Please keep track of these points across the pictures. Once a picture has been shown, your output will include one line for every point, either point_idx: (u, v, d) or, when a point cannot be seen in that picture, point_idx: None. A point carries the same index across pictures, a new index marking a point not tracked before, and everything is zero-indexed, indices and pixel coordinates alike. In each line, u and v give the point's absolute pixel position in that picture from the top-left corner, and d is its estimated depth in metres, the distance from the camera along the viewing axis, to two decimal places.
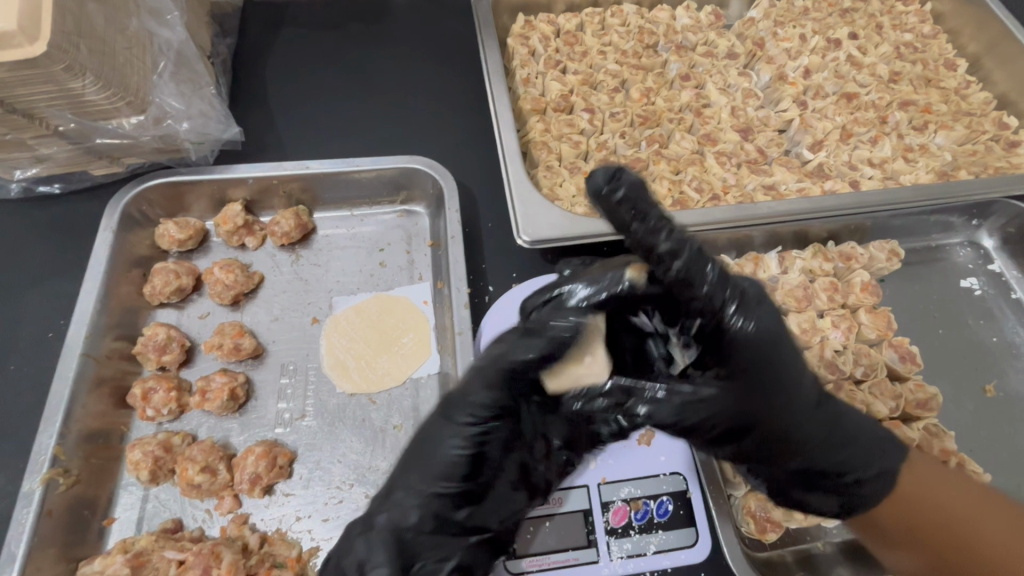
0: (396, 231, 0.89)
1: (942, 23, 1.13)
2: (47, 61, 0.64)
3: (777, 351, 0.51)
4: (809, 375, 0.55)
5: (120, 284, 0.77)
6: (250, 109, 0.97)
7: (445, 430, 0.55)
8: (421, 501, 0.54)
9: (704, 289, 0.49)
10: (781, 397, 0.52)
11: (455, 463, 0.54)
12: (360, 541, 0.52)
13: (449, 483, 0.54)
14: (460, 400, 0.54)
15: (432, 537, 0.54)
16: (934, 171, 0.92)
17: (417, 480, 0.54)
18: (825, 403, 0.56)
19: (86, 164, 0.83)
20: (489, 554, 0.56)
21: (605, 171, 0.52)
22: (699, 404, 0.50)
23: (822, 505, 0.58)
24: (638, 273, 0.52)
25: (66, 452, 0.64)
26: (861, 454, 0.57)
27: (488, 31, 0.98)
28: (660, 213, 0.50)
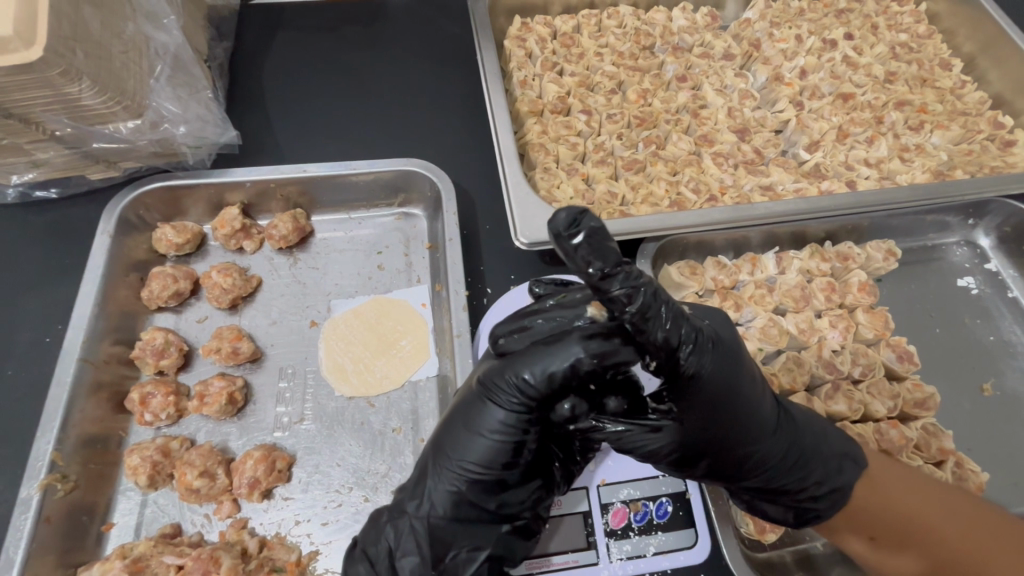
0: (394, 234, 0.89)
1: (937, 24, 1.13)
2: (44, 66, 0.64)
3: (737, 381, 0.54)
4: (769, 397, 0.59)
5: (117, 288, 0.77)
6: (247, 112, 0.97)
7: (482, 415, 0.56)
8: (456, 485, 0.57)
9: (660, 335, 0.48)
10: (733, 421, 0.55)
11: (490, 448, 0.56)
12: (390, 527, 0.58)
13: (484, 471, 0.56)
14: (496, 385, 0.55)
15: (464, 523, 0.58)
16: (930, 171, 0.93)
17: (450, 466, 0.57)
18: (783, 423, 0.59)
19: (83, 169, 0.83)
20: (522, 538, 0.60)
21: (567, 211, 0.45)
22: (658, 434, 0.54)
23: (776, 513, 0.62)
24: (648, 282, 0.46)
25: (64, 458, 0.64)
26: (821, 468, 0.59)
27: (484, 33, 0.98)
28: (618, 254, 0.45)
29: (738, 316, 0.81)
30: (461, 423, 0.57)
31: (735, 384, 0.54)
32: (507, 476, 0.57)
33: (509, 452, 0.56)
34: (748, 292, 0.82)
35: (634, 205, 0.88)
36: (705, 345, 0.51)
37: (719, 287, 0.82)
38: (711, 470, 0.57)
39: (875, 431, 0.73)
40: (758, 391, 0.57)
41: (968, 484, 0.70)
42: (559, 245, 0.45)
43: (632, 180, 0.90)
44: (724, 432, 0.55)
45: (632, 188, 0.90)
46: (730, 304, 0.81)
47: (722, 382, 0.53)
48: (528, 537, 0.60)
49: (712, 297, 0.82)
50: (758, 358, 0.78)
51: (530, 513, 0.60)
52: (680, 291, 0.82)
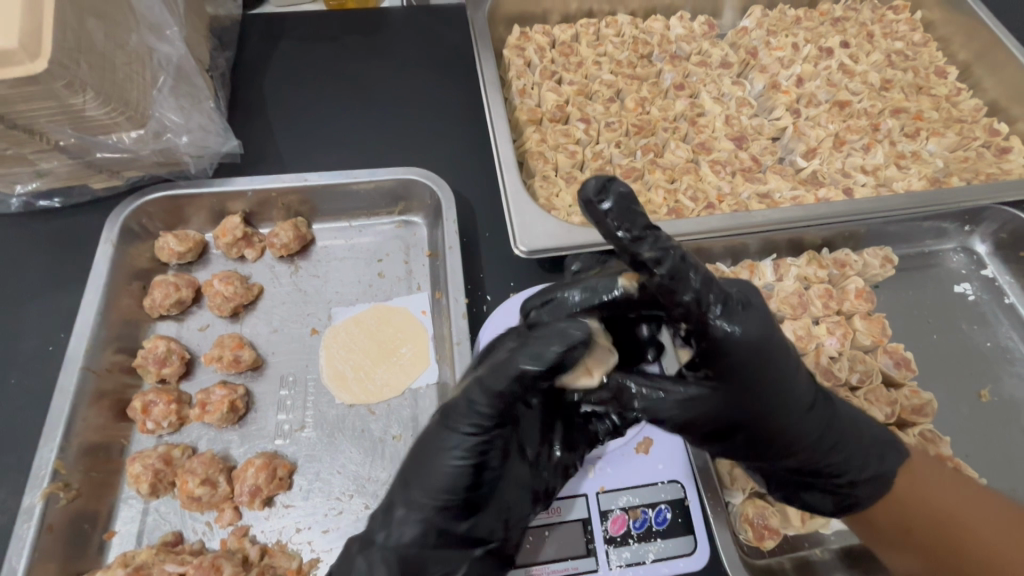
0: (394, 241, 0.90)
1: (932, 31, 1.14)
2: (48, 78, 0.64)
3: (774, 353, 0.53)
4: (807, 378, 0.57)
5: (120, 296, 0.78)
6: (249, 122, 0.98)
7: (442, 442, 0.57)
8: (423, 512, 0.57)
9: (688, 298, 0.47)
10: (766, 394, 0.54)
11: (454, 471, 0.56)
12: (359, 560, 0.56)
13: (447, 495, 0.57)
14: (455, 408, 0.56)
15: (435, 549, 0.57)
16: (926, 178, 0.93)
17: (413, 494, 0.57)
18: (821, 405, 0.58)
19: (86, 178, 0.84)
20: (495, 562, 0.59)
21: (596, 178, 0.47)
22: (693, 403, 0.53)
23: (816, 501, 0.62)
24: (676, 246, 0.46)
25: (66, 466, 0.64)
26: (857, 457, 0.59)
27: (483, 43, 0.99)
28: (647, 221, 0.47)
29: None
30: (424, 450, 0.58)
31: (773, 358, 0.52)
32: (473, 498, 0.58)
33: (471, 475, 0.57)
34: None
35: None
36: (734, 309, 0.50)
37: None
38: (748, 442, 0.57)
39: None
40: (794, 367, 0.55)
41: None
42: (588, 212, 0.47)
43: (630, 188, 0.91)
44: (760, 406, 0.55)
45: None
46: None
47: (757, 354, 0.51)
48: (501, 561, 0.60)
49: None
50: None
51: (500, 535, 0.60)
52: None
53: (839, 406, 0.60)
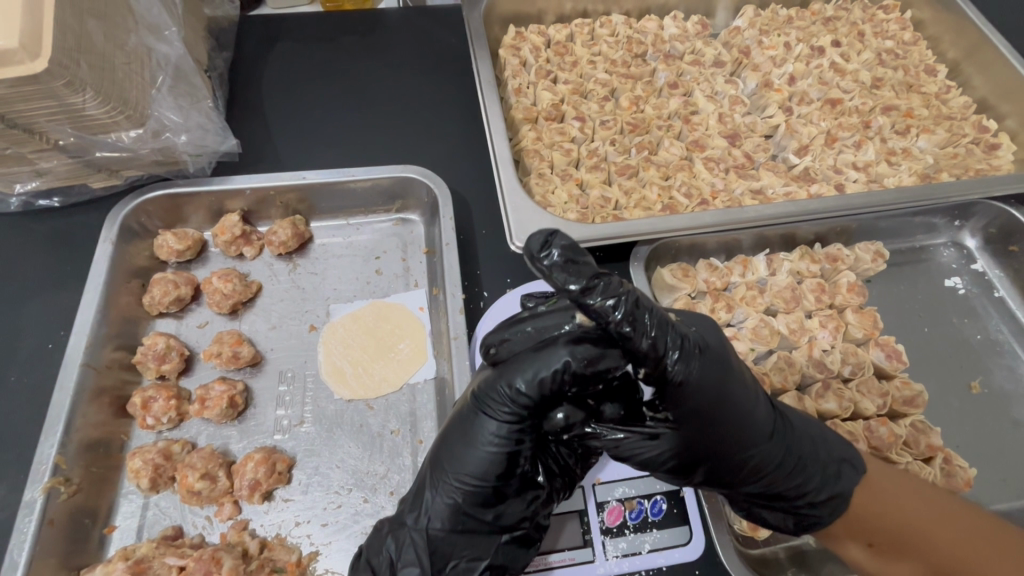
0: (392, 239, 0.91)
1: (922, 31, 1.16)
2: (48, 78, 0.65)
3: (727, 391, 0.55)
4: (764, 404, 0.59)
5: (120, 294, 0.78)
6: (247, 121, 0.99)
7: (477, 428, 0.57)
8: (457, 496, 0.58)
9: (645, 342, 0.50)
10: (719, 430, 0.56)
11: (486, 456, 0.57)
12: (391, 538, 0.59)
13: (478, 482, 0.57)
14: (492, 389, 0.56)
15: (463, 534, 0.59)
16: (916, 174, 0.95)
17: (449, 477, 0.58)
18: (779, 432, 0.59)
19: (85, 178, 0.84)
20: (523, 548, 0.61)
21: (540, 235, 0.52)
22: (655, 441, 0.55)
23: (777, 521, 0.63)
24: (629, 290, 0.49)
25: (67, 461, 0.65)
26: (816, 477, 0.60)
27: (479, 42, 1.00)
28: (594, 269, 0.51)
29: (730, 317, 0.82)
30: (457, 437, 0.58)
31: (722, 397, 0.55)
32: (501, 487, 0.58)
33: (502, 463, 0.57)
34: (739, 293, 0.83)
35: (628, 209, 0.90)
36: (692, 351, 0.53)
37: (711, 289, 0.84)
38: (710, 476, 0.58)
39: (864, 429, 0.75)
40: (747, 403, 0.57)
41: (956, 479, 0.71)
42: (535, 265, 0.52)
43: (625, 185, 0.92)
44: (718, 438, 0.56)
45: (625, 193, 0.92)
46: (722, 305, 0.82)
47: (710, 389, 0.54)
48: (524, 544, 0.61)
49: (704, 298, 0.83)
50: (750, 358, 0.79)
51: (529, 522, 0.61)
52: (673, 293, 0.83)
53: (796, 426, 0.62)
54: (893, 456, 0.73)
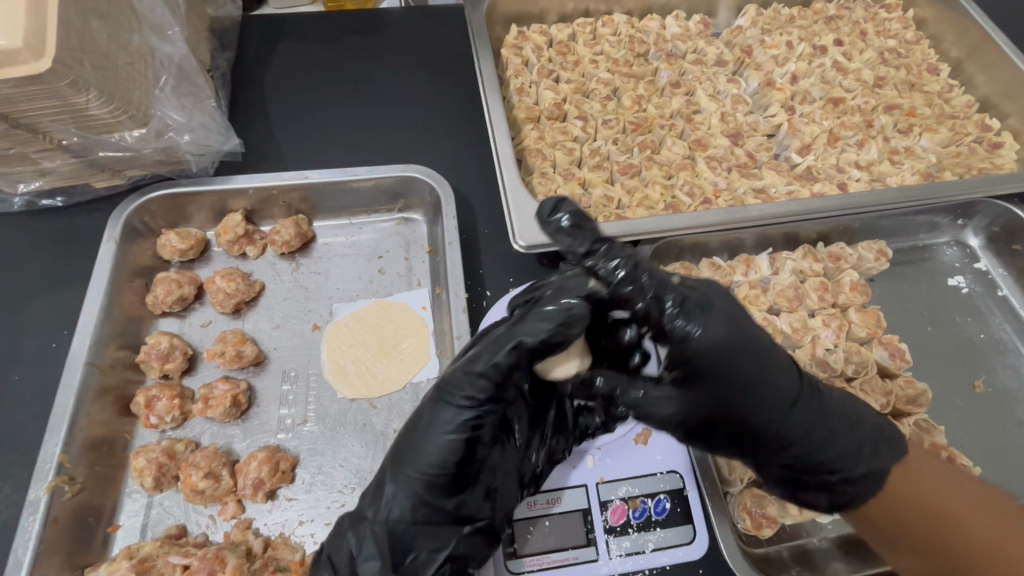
0: (394, 238, 0.91)
1: (925, 29, 1.16)
2: (52, 77, 0.65)
3: (753, 358, 0.56)
4: (791, 373, 0.60)
5: (123, 293, 0.78)
6: (249, 121, 0.99)
7: (438, 417, 0.57)
8: (418, 487, 0.57)
9: (647, 296, 0.53)
10: (749, 397, 0.57)
11: (452, 445, 0.57)
12: (351, 532, 0.59)
13: (439, 473, 0.57)
14: (463, 375, 0.56)
15: (424, 525, 0.58)
16: (919, 173, 0.95)
17: (410, 468, 0.57)
18: (809, 402, 0.60)
19: (88, 177, 0.84)
20: (484, 543, 0.60)
21: (549, 201, 0.56)
22: (666, 399, 0.56)
23: (812, 500, 0.62)
24: (631, 252, 0.53)
25: (71, 460, 0.65)
26: (849, 454, 0.60)
27: (481, 41, 1.00)
28: (598, 235, 0.55)
29: None
30: (420, 426, 0.58)
31: (751, 365, 0.56)
32: (461, 476, 0.58)
33: (462, 452, 0.57)
34: (742, 292, 0.83)
35: (630, 208, 0.89)
36: (698, 311, 0.54)
37: None
38: (731, 439, 0.59)
39: None
40: (775, 373, 0.58)
41: None
42: (546, 229, 0.56)
43: (628, 184, 0.92)
44: (741, 401, 0.57)
45: (628, 192, 0.92)
46: None
47: (728, 350, 0.55)
48: (490, 541, 0.60)
49: None
50: None
51: (489, 515, 0.60)
52: None
53: (829, 402, 0.62)
54: None
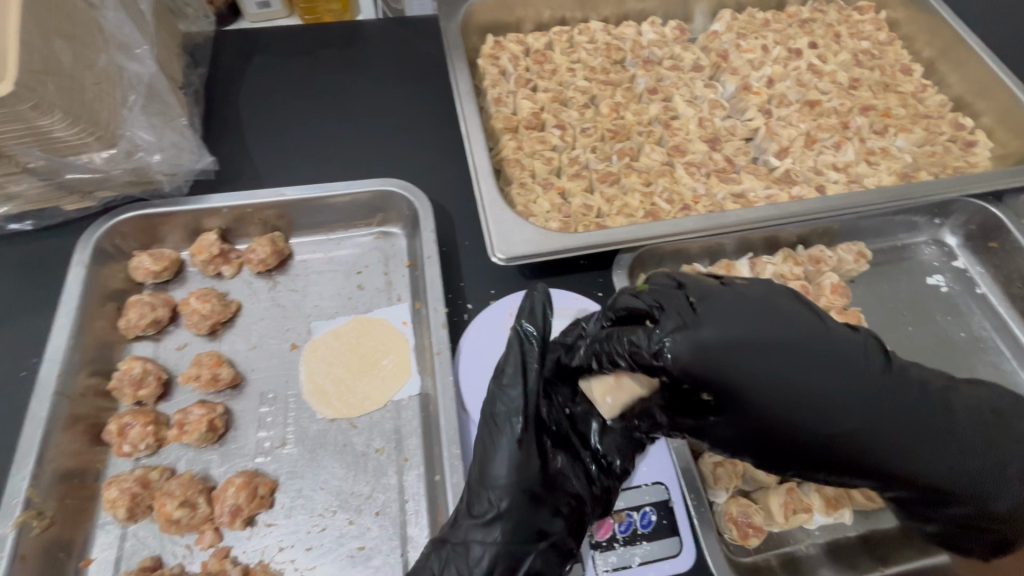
0: (373, 253, 0.90)
1: (897, 30, 1.17)
2: (14, 101, 0.64)
3: (865, 397, 0.58)
4: (918, 411, 0.60)
5: (94, 318, 0.76)
6: (225, 138, 0.98)
7: (498, 428, 0.59)
8: (501, 504, 0.57)
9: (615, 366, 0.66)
10: (871, 437, 0.59)
11: (514, 456, 0.58)
12: (442, 560, 0.57)
13: (514, 480, 0.57)
14: (508, 387, 0.60)
15: (509, 543, 0.56)
16: (895, 174, 0.95)
17: (484, 487, 0.58)
18: (947, 434, 0.61)
19: (57, 200, 0.83)
20: (559, 557, 0.58)
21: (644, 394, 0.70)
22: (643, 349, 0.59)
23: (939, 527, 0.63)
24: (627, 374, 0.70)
25: (39, 494, 0.63)
26: (989, 482, 0.60)
27: (457, 51, 0.99)
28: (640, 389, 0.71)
29: None
30: (485, 442, 0.59)
31: (840, 387, 0.58)
32: (533, 485, 0.58)
33: (527, 458, 0.58)
34: None
35: (610, 216, 0.89)
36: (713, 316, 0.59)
37: None
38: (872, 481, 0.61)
39: None
40: (805, 384, 0.57)
41: None
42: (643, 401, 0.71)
43: (607, 192, 0.92)
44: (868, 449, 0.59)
45: (607, 200, 0.91)
46: None
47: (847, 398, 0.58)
48: (562, 559, 0.58)
49: None
50: None
51: (560, 528, 0.59)
52: None
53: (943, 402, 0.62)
54: None
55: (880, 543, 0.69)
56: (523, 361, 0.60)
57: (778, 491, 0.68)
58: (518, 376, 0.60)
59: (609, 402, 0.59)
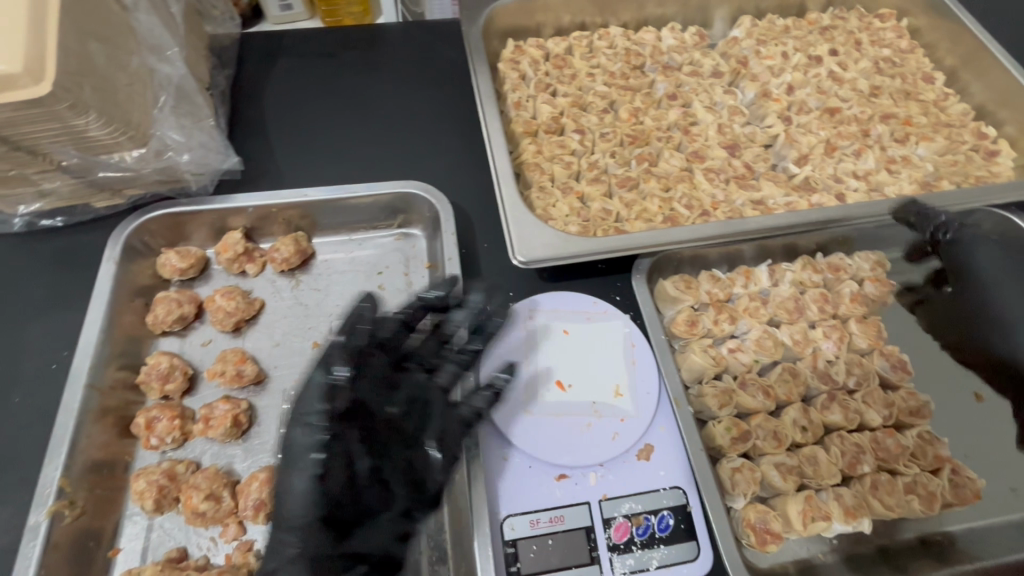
0: (394, 254, 0.91)
1: (919, 38, 1.17)
2: (50, 100, 0.66)
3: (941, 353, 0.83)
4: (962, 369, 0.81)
5: (123, 313, 0.78)
6: (249, 138, 1.00)
7: (297, 452, 0.60)
8: (297, 542, 0.59)
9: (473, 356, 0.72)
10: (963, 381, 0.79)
11: (309, 489, 0.59)
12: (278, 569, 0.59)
13: (320, 489, 0.59)
14: (305, 419, 0.61)
15: (334, 543, 0.61)
16: (916, 182, 0.95)
17: (281, 525, 0.60)
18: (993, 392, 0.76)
19: (88, 197, 0.85)
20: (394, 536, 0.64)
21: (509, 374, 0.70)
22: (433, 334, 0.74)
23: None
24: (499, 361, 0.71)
25: (71, 484, 0.65)
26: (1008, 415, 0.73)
27: (479, 55, 1.00)
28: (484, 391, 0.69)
29: (734, 328, 0.80)
30: (283, 470, 0.61)
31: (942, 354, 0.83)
32: (337, 489, 0.61)
33: (325, 470, 0.60)
34: (742, 304, 0.82)
35: (629, 221, 0.89)
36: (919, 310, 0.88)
37: (714, 301, 0.82)
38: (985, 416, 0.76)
39: (872, 441, 0.73)
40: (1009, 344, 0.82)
41: (964, 491, 0.70)
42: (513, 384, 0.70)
43: (626, 197, 0.92)
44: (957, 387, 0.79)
45: (626, 205, 0.91)
46: (726, 317, 0.80)
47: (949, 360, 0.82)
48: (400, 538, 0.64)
49: (708, 310, 0.81)
50: (755, 370, 0.77)
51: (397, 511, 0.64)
52: (676, 305, 0.82)
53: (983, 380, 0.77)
54: (900, 468, 0.72)
55: (900, 553, 0.69)
56: (327, 390, 0.62)
57: (797, 499, 0.68)
58: (314, 403, 0.61)
59: (444, 374, 0.71)
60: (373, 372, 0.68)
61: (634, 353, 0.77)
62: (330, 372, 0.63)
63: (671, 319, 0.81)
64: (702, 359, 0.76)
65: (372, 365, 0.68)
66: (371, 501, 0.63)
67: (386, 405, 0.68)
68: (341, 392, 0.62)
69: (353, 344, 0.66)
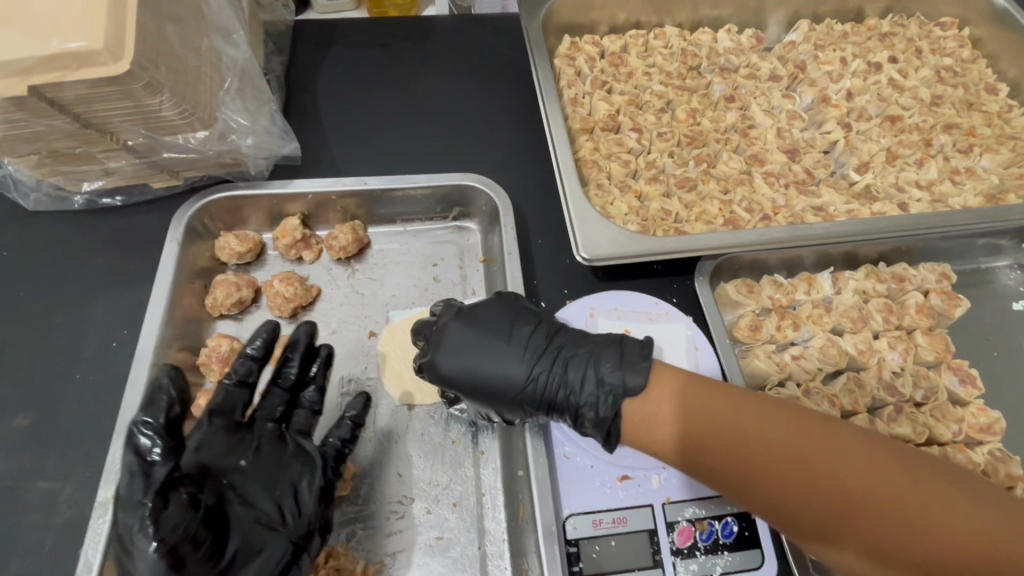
0: (448, 246, 0.91)
1: (980, 48, 1.15)
2: (128, 79, 0.66)
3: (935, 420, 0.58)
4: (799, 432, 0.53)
5: (183, 295, 0.78)
6: (304, 125, 1.00)
7: (122, 531, 0.51)
8: None
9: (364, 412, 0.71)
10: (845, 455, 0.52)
11: (157, 572, 0.50)
12: None
13: (180, 558, 0.51)
14: (125, 499, 0.53)
15: None
16: (982, 195, 0.93)
17: None
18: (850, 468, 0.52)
19: (149, 178, 0.85)
20: None
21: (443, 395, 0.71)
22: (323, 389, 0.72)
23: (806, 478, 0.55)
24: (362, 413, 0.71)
25: None
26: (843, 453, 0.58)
27: (539, 50, 0.99)
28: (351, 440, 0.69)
29: (796, 335, 0.79)
30: (120, 555, 0.51)
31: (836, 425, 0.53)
32: (197, 556, 0.53)
33: (177, 538, 0.52)
34: (805, 311, 0.81)
35: (689, 222, 0.88)
36: None
37: (776, 306, 0.81)
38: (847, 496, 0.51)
39: (941, 456, 0.72)
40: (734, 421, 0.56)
41: None
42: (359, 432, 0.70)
43: (685, 198, 0.91)
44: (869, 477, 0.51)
45: (685, 206, 0.91)
46: (789, 322, 0.79)
47: None
48: None
49: (770, 315, 0.81)
50: (819, 378, 0.76)
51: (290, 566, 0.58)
52: (736, 309, 0.82)
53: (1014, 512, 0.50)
54: None
55: None
56: (140, 464, 0.55)
57: None
58: (136, 482, 0.54)
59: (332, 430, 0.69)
60: (209, 435, 0.63)
61: (698, 356, 0.76)
62: (132, 448, 0.56)
63: (732, 323, 0.81)
64: (766, 364, 0.75)
65: (212, 426, 0.63)
66: (238, 573, 0.56)
67: (233, 461, 0.62)
68: (159, 465, 0.56)
69: (166, 415, 0.59)
